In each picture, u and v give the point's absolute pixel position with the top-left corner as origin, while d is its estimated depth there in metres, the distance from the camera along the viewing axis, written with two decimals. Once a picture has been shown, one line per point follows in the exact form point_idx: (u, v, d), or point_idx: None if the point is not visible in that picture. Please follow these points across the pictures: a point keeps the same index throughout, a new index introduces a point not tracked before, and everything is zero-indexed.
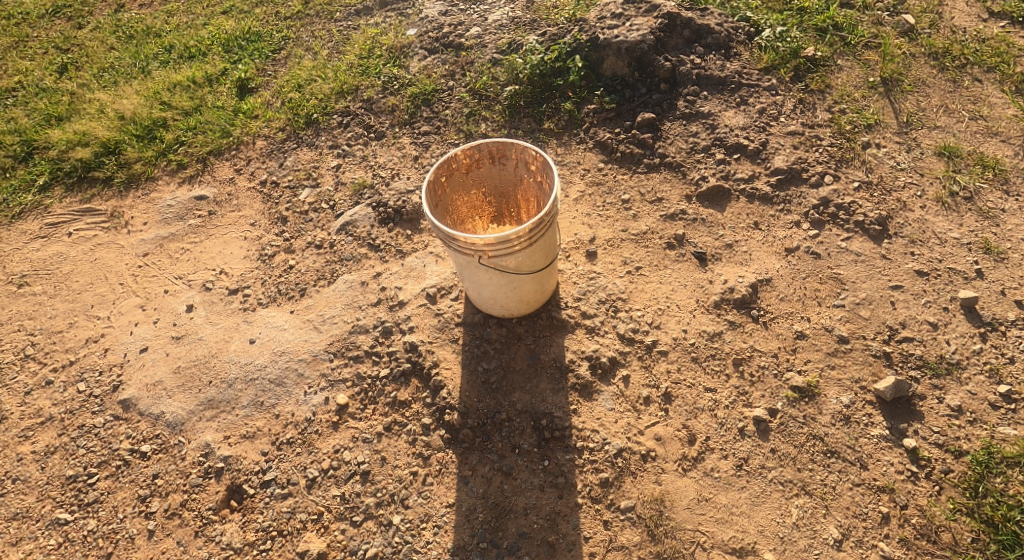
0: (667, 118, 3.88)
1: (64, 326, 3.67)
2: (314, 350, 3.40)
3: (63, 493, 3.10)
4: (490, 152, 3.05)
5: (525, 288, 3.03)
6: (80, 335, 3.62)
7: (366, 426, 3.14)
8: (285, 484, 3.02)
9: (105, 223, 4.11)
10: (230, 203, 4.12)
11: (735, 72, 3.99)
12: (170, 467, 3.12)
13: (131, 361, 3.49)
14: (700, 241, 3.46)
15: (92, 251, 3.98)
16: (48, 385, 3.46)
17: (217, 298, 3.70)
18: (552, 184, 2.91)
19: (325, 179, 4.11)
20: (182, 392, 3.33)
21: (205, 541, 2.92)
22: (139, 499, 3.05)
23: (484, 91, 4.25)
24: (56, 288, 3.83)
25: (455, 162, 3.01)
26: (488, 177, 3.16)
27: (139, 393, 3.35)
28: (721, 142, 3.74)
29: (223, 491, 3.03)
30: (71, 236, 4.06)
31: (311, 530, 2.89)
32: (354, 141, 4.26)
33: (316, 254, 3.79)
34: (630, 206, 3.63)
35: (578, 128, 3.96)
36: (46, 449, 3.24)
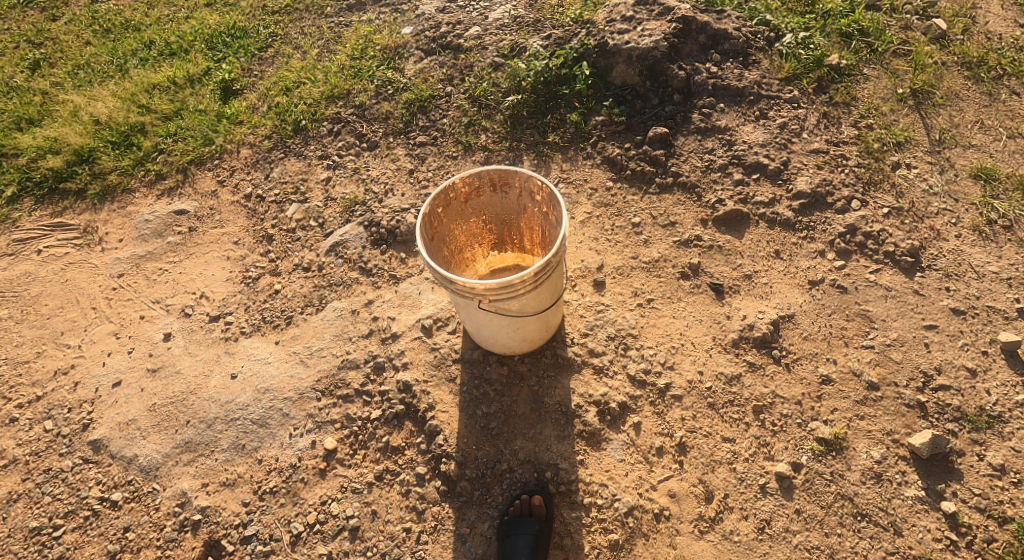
0: (681, 133, 3.60)
1: (30, 356, 3.41)
2: (300, 387, 3.16)
3: (26, 548, 2.89)
4: (490, 181, 2.78)
5: (529, 328, 2.78)
6: (48, 366, 3.37)
7: (355, 475, 2.91)
8: (267, 540, 2.82)
9: (78, 239, 3.82)
10: (212, 218, 3.84)
11: (755, 82, 3.70)
12: (143, 518, 2.92)
13: (102, 397, 3.26)
14: (716, 271, 3.20)
15: (63, 272, 3.70)
16: (12, 423, 3.21)
17: (196, 326, 3.45)
18: (559, 218, 2.65)
19: (313, 194, 3.83)
20: (157, 433, 3.12)
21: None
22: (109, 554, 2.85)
23: (484, 99, 3.95)
24: (23, 313, 3.57)
25: (452, 192, 2.75)
26: (488, 205, 2.90)
27: (110, 433, 3.14)
28: (738, 160, 3.46)
29: (199, 547, 2.83)
30: (40, 253, 3.78)
31: None
32: (344, 151, 3.97)
33: (303, 277, 3.53)
34: (640, 230, 3.37)
35: (585, 142, 3.67)
36: (8, 496, 3.01)
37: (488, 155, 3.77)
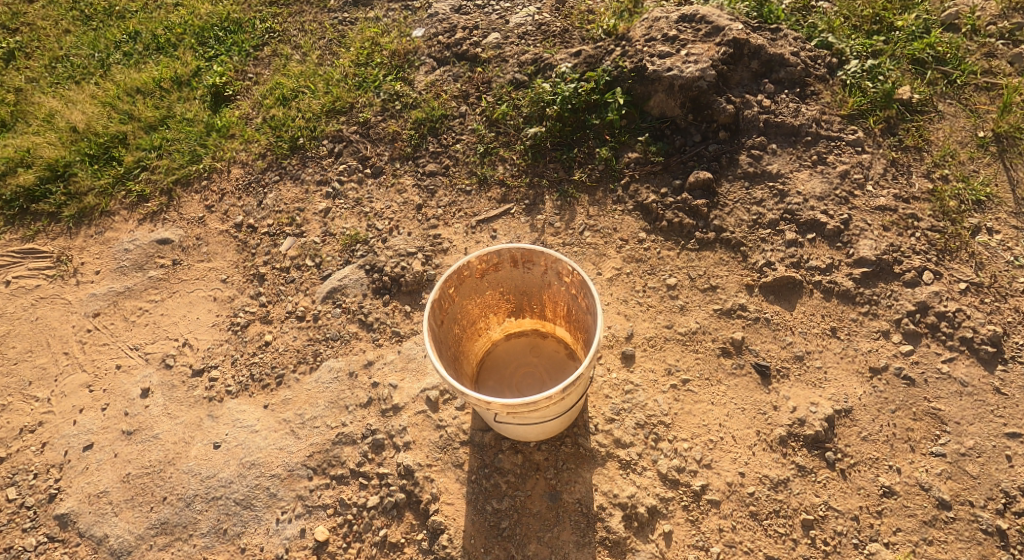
0: (725, 178, 3.16)
1: None
2: (290, 464, 2.83)
3: None
4: (512, 257, 2.44)
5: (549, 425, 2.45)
6: (14, 422, 3.06)
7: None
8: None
9: (50, 270, 3.42)
10: (197, 250, 3.40)
11: (813, 119, 3.23)
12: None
13: (71, 462, 2.95)
14: (762, 349, 2.83)
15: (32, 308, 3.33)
16: None
17: (178, 381, 3.08)
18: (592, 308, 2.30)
19: (310, 227, 3.38)
20: (131, 509, 2.82)
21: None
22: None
23: (503, 123, 3.43)
24: None
25: (468, 269, 2.40)
26: (508, 279, 2.55)
27: (79, 506, 2.83)
28: (792, 216, 3.03)
29: None
30: (9, 285, 3.40)
31: None
32: (346, 176, 3.49)
33: (296, 328, 3.14)
34: (676, 294, 2.97)
35: (615, 182, 3.21)
36: None
37: (505, 192, 3.29)
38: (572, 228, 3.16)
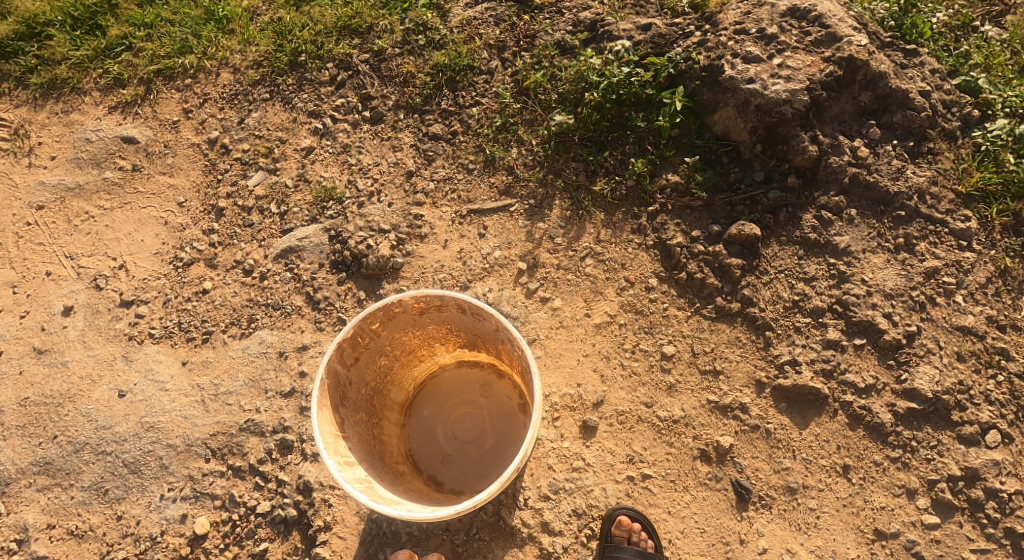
0: (777, 237, 2.52)
1: None
2: (189, 438, 2.52)
3: None
4: (457, 305, 1.95)
5: None
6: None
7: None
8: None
9: (6, 142, 3.04)
10: (162, 158, 2.94)
11: (918, 189, 2.48)
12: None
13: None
14: (749, 465, 2.31)
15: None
16: None
17: (103, 307, 2.73)
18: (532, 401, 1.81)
19: (287, 166, 2.88)
20: (21, 438, 2.56)
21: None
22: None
23: (534, 95, 2.81)
24: None
25: (399, 308, 1.95)
26: (455, 321, 2.07)
27: None
28: (843, 309, 2.40)
29: None
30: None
31: None
32: (342, 114, 2.95)
33: (239, 282, 2.74)
34: (670, 367, 2.44)
35: (641, 206, 2.63)
36: None
37: (510, 182, 2.74)
38: (574, 249, 2.62)
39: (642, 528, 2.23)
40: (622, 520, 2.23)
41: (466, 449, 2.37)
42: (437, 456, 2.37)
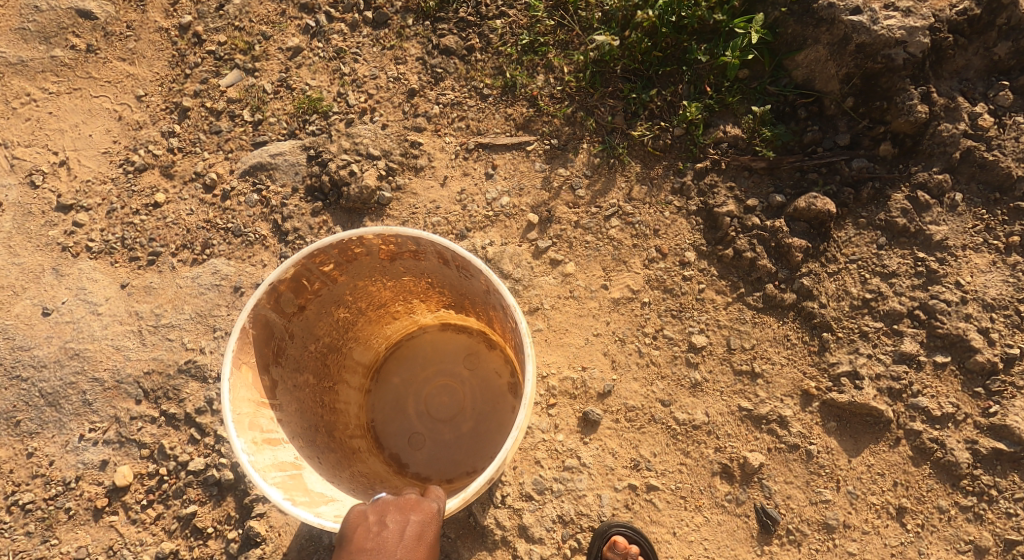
0: (856, 217, 2.08)
1: None
2: (120, 372, 1.96)
3: None
4: (428, 247, 1.55)
5: None
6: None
7: (135, 537, 1.84)
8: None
9: None
10: (121, 41, 2.39)
11: None
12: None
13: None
14: (780, 491, 1.89)
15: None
16: None
17: (35, 209, 2.17)
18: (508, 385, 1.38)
19: (268, 69, 2.38)
20: None
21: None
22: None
23: (572, 10, 2.28)
24: None
25: (356, 245, 1.57)
26: (432, 273, 1.69)
27: None
28: (929, 315, 1.98)
29: None
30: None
31: None
32: (340, 12, 2.42)
33: (196, 199, 2.21)
34: (697, 360, 2.00)
35: (687, 161, 2.15)
36: None
37: (530, 116, 2.25)
38: (598, 206, 2.15)
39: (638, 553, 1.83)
40: (618, 541, 1.81)
41: (439, 429, 1.96)
42: (404, 433, 1.96)
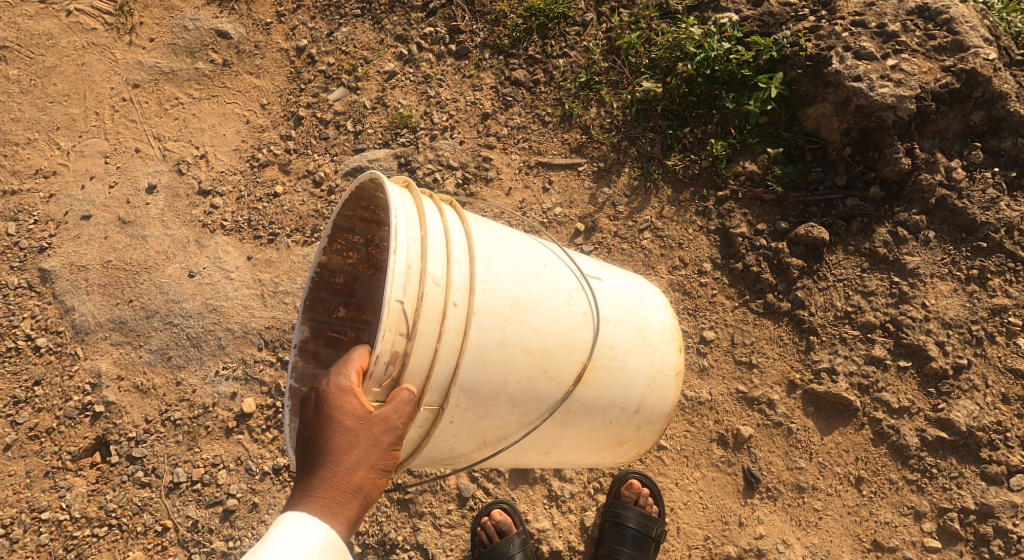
0: (846, 245, 2.54)
1: (22, 140, 2.65)
2: (247, 325, 2.47)
3: None
4: (361, 217, 1.99)
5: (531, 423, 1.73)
6: (31, 160, 2.62)
7: (257, 452, 2.34)
8: (150, 470, 2.30)
9: (110, 18, 2.85)
10: (251, 58, 2.90)
11: (1007, 223, 2.45)
12: (54, 379, 2.36)
13: (69, 226, 2.55)
14: (764, 457, 2.39)
15: (58, 36, 2.79)
16: None
17: (183, 192, 2.65)
18: (422, 234, 1.52)
19: (367, 87, 2.85)
20: (101, 295, 2.46)
21: (47, 488, 2.25)
22: (12, 400, 2.34)
23: (624, 56, 2.76)
24: (31, 83, 2.72)
25: (332, 273, 2.03)
26: None
27: (60, 269, 2.48)
28: (896, 329, 2.45)
29: (90, 440, 2.31)
30: (43, 4, 2.82)
31: (144, 543, 2.24)
32: (429, 43, 2.89)
33: (307, 192, 2.69)
34: (705, 351, 2.50)
35: (711, 189, 2.62)
36: None
37: (584, 142, 2.73)
38: (634, 220, 2.64)
39: (649, 494, 2.34)
40: (633, 483, 2.33)
41: None
42: None
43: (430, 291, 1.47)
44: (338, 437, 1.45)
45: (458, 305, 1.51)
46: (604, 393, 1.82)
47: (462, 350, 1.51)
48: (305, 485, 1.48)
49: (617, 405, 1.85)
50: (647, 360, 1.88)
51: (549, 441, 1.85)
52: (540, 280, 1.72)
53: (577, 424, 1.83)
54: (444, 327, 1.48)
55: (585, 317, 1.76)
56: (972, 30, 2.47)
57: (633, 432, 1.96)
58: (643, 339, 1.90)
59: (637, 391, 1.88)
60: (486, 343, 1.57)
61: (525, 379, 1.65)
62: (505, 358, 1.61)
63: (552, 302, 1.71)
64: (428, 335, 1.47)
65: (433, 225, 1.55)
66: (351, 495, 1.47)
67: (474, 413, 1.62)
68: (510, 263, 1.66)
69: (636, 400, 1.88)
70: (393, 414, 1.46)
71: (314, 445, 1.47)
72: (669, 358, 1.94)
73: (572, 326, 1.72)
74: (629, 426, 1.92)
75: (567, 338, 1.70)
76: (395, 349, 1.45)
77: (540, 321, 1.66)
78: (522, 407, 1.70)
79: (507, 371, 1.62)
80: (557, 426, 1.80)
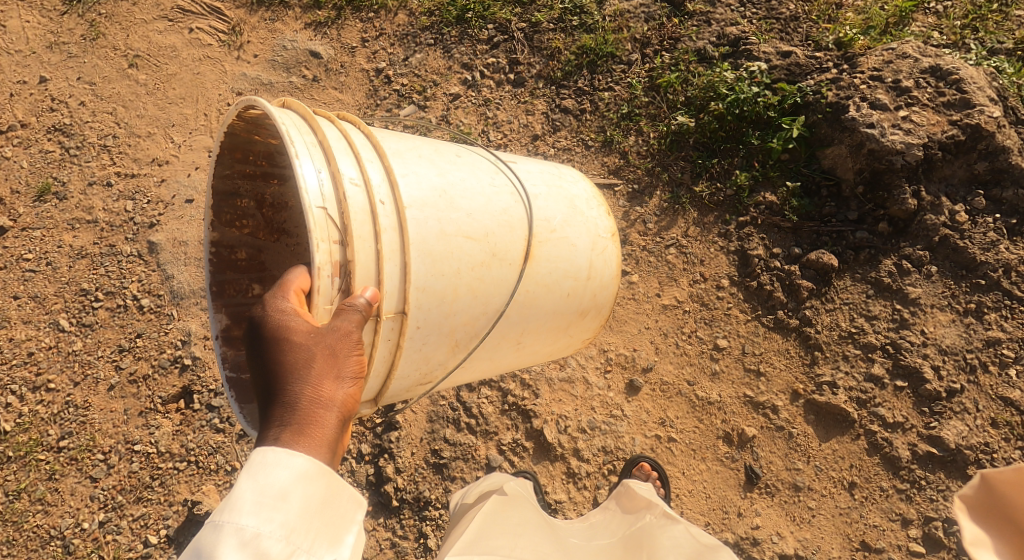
0: (854, 272, 2.79)
1: (141, 132, 3.11)
2: None
3: (73, 300, 2.83)
4: (240, 173, 2.06)
5: (492, 312, 1.90)
6: (149, 150, 3.07)
7: None
8: (225, 419, 2.66)
9: (224, 37, 3.33)
10: (336, 77, 3.34)
11: (1005, 264, 2.67)
12: (153, 334, 2.77)
13: (174, 207, 2.98)
14: (765, 458, 2.65)
15: (180, 49, 3.27)
16: (105, 187, 3.01)
17: None
18: (315, 142, 1.64)
19: (434, 106, 3.26)
20: (197, 267, 2.86)
21: (140, 425, 2.66)
22: (118, 348, 2.76)
23: (663, 93, 3.08)
24: (154, 86, 3.19)
25: (233, 250, 2.07)
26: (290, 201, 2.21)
27: (166, 243, 2.90)
28: (895, 352, 2.68)
29: (178, 388, 2.69)
30: (170, 22, 3.32)
31: (217, 478, 2.59)
32: (491, 72, 3.28)
33: None
34: (718, 357, 2.77)
35: (733, 215, 2.92)
36: (78, 250, 2.90)
37: (621, 165, 3.06)
38: (662, 236, 2.96)
39: (657, 477, 2.62)
40: (643, 465, 2.63)
41: None
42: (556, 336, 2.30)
43: (353, 193, 1.60)
44: (289, 361, 1.49)
45: (386, 203, 1.65)
46: (556, 265, 2.04)
47: (405, 245, 1.65)
48: (272, 423, 1.49)
49: (571, 273, 2.08)
50: (584, 227, 2.12)
51: (521, 327, 2.03)
52: (458, 169, 1.89)
53: (541, 302, 2.04)
54: (380, 226, 1.61)
55: (511, 196, 1.95)
56: (979, 89, 2.72)
57: (591, 300, 2.20)
58: (574, 206, 2.14)
59: (584, 255, 2.11)
60: (427, 236, 1.71)
61: (477, 264, 1.81)
62: (450, 249, 1.75)
63: (475, 188, 1.88)
64: (365, 238, 1.59)
65: (332, 139, 1.67)
66: (322, 412, 1.49)
67: (439, 311, 1.76)
68: (423, 158, 1.82)
69: (586, 266, 2.12)
70: (341, 322, 1.51)
71: (269, 379, 1.51)
72: (602, 220, 2.19)
73: (502, 209, 1.90)
74: (587, 294, 2.16)
75: (503, 221, 1.89)
76: (336, 257, 1.55)
77: (472, 206, 1.83)
78: (484, 298, 1.86)
79: (457, 259, 1.77)
80: (524, 308, 1.99)
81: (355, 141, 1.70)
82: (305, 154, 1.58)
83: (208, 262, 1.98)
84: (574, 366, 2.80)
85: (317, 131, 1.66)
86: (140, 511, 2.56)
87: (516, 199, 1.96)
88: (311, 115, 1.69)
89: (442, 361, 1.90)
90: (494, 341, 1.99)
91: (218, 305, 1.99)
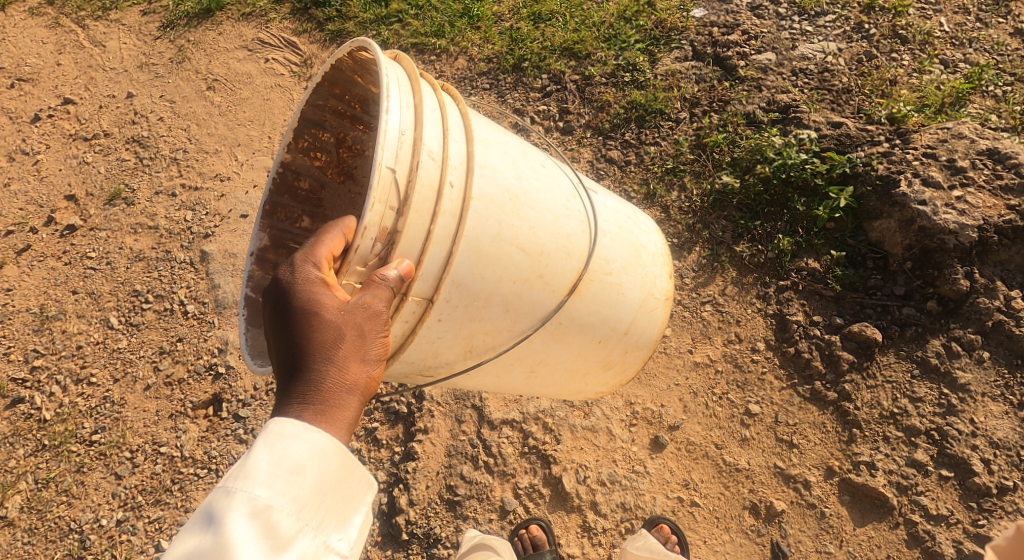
0: (899, 349, 2.68)
1: (210, 150, 3.31)
2: None
3: (124, 300, 2.97)
4: (333, 109, 2.06)
5: (517, 332, 1.90)
6: (214, 166, 3.26)
7: None
8: (248, 430, 2.69)
9: (296, 69, 3.55)
10: None
11: None
12: (193, 339, 2.87)
13: (230, 220, 3.12)
14: (793, 535, 2.52)
15: (255, 77, 3.51)
16: (169, 198, 3.19)
17: None
18: (408, 105, 1.64)
19: None
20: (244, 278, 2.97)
21: (169, 427, 2.73)
22: (159, 349, 2.86)
23: (709, 152, 3.11)
24: (227, 109, 3.42)
25: (298, 177, 2.09)
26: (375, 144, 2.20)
27: (217, 253, 3.03)
28: (940, 438, 2.53)
29: (209, 394, 2.76)
30: (249, 52, 3.59)
31: None
32: (541, 119, 3.39)
33: None
34: (749, 423, 2.69)
35: (773, 278, 2.88)
36: (137, 253, 3.07)
37: (661, 219, 3.08)
38: (698, 292, 2.94)
39: (676, 541, 2.52)
40: (663, 526, 2.55)
41: None
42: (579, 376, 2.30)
43: (427, 166, 1.61)
44: (317, 332, 1.50)
45: (455, 187, 1.66)
46: (599, 309, 2.05)
47: (457, 236, 1.66)
48: (291, 397, 1.48)
49: (610, 323, 2.10)
50: (640, 282, 2.16)
51: (540, 356, 2.04)
52: (538, 178, 1.91)
53: (569, 339, 2.04)
54: (439, 208, 1.62)
55: (582, 224, 1.96)
56: None
57: (620, 356, 2.24)
58: (637, 257, 2.18)
59: (629, 309, 2.14)
60: (484, 233, 1.71)
61: (521, 280, 1.82)
62: (501, 255, 1.76)
63: (550, 203, 1.89)
64: (422, 215, 1.60)
65: (427, 106, 1.68)
66: (344, 392, 1.49)
67: (465, 312, 1.76)
68: (507, 156, 1.84)
69: (627, 321, 2.15)
70: (372, 299, 1.53)
71: (296, 349, 1.51)
72: (659, 280, 2.25)
73: (569, 232, 1.91)
74: (618, 347, 2.19)
75: (565, 245, 1.89)
76: (385, 223, 1.56)
77: (537, 220, 1.84)
78: (514, 316, 1.86)
79: (503, 268, 1.77)
80: (551, 338, 2.00)
81: (448, 116, 1.72)
82: (394, 110, 1.60)
83: (270, 182, 2.00)
84: (599, 416, 2.75)
85: (417, 93, 1.68)
86: (156, 513, 2.60)
87: (586, 229, 1.98)
88: (416, 75, 1.71)
89: (451, 361, 1.88)
90: (509, 359, 1.99)
91: (263, 224, 2.01)
